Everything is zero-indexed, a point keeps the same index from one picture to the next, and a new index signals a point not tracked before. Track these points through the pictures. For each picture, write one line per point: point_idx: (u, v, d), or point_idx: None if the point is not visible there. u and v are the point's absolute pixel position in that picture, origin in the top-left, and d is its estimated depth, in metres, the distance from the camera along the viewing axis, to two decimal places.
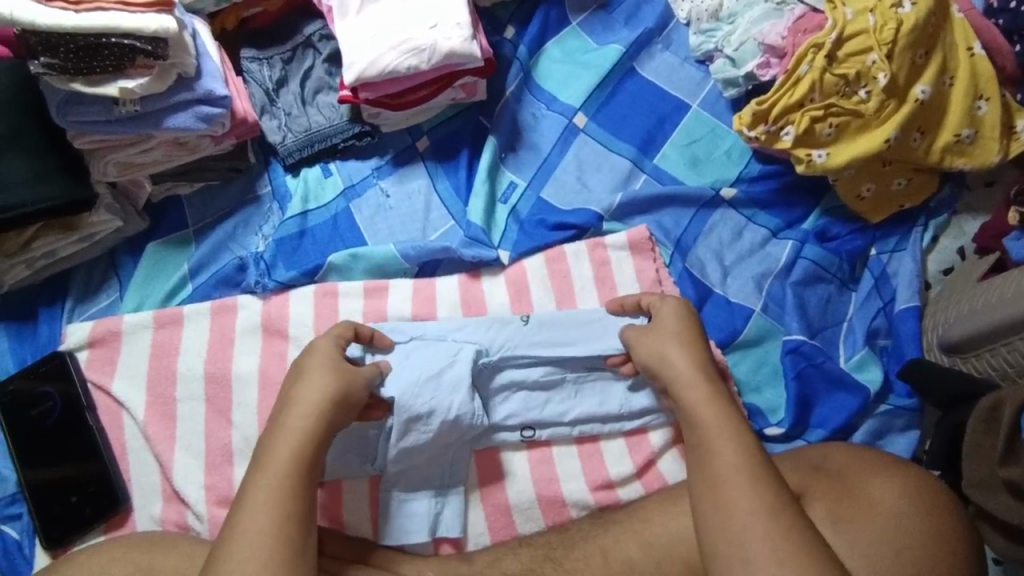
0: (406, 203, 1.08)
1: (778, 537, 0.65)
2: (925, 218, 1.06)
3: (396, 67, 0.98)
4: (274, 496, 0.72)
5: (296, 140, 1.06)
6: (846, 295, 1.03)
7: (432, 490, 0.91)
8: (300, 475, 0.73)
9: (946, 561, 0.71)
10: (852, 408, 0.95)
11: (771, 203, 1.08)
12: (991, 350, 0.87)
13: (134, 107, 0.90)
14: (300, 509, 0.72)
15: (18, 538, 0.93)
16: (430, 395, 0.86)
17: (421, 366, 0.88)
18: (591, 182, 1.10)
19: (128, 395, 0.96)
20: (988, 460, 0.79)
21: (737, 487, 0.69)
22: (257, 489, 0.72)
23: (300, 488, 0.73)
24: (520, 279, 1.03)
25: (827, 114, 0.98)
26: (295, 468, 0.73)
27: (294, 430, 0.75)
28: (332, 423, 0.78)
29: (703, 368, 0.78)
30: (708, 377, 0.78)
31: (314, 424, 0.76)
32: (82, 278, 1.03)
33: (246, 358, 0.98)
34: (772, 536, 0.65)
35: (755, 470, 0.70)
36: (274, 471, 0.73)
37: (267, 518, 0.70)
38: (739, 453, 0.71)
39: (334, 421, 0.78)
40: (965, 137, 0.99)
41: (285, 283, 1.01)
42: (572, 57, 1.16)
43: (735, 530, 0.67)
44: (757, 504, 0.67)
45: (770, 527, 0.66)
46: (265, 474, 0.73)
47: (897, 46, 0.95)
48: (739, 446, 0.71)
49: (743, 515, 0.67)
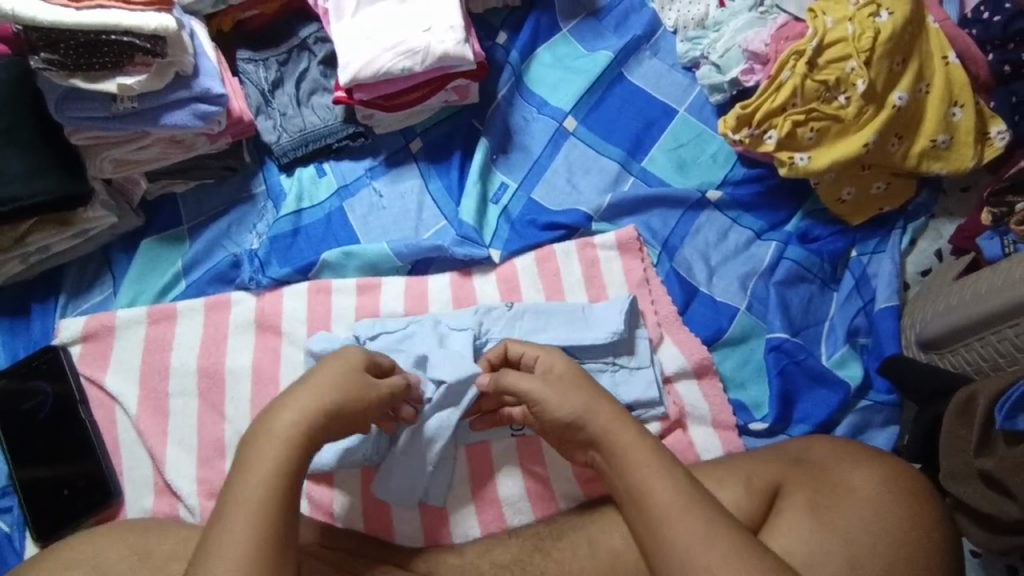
0: (399, 202, 1.10)
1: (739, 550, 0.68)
2: (903, 221, 1.09)
3: (390, 68, 1.00)
4: (252, 518, 0.68)
5: (290, 140, 1.08)
6: (828, 295, 1.06)
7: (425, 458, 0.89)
8: (285, 492, 0.70)
9: (926, 539, 0.74)
10: (834, 403, 0.98)
11: (755, 206, 1.11)
12: (966, 344, 0.89)
13: (131, 104, 0.91)
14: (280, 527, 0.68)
15: (7, 531, 0.92)
16: (444, 362, 0.90)
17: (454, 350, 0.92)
18: (580, 184, 1.12)
19: (121, 389, 0.96)
20: (962, 450, 0.82)
21: (677, 528, 0.70)
22: (232, 505, 0.68)
23: (276, 506, 0.69)
24: (511, 277, 1.05)
25: (809, 118, 1.02)
26: (279, 482, 0.70)
27: (281, 441, 0.71)
28: (317, 439, 0.74)
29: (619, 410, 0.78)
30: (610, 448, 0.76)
31: (291, 447, 0.71)
32: (75, 274, 1.04)
33: (239, 354, 0.99)
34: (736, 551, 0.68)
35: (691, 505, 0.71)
36: (252, 487, 0.69)
37: (243, 541, 0.67)
38: (678, 514, 0.70)
39: (316, 439, 0.74)
40: (941, 142, 1.02)
41: (280, 279, 1.02)
42: (562, 63, 1.19)
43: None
44: (692, 537, 0.69)
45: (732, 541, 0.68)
46: (239, 497, 0.69)
47: (875, 54, 0.99)
48: (671, 484, 0.72)
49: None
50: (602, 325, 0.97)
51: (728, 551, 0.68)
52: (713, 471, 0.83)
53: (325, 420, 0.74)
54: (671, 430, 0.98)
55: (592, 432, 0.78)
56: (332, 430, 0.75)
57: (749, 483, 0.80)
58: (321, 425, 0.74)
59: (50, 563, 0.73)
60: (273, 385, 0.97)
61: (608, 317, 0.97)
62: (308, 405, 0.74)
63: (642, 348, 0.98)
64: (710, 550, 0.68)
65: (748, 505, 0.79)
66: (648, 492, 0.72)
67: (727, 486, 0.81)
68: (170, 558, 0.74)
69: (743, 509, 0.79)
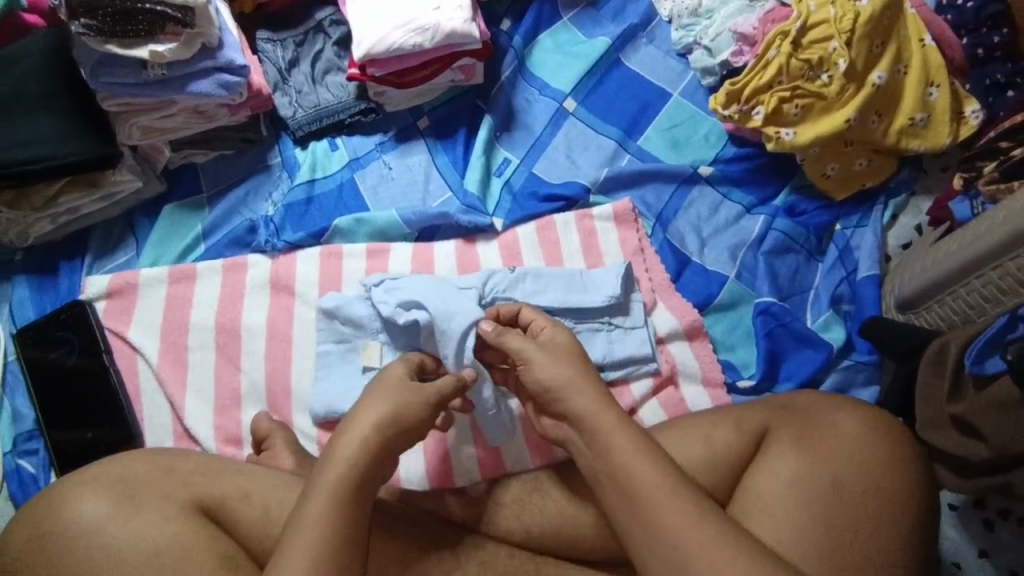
0: (407, 174, 1.16)
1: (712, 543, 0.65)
2: (885, 197, 1.14)
3: (401, 44, 1.07)
4: (322, 524, 0.65)
5: (305, 115, 1.14)
6: (813, 265, 1.12)
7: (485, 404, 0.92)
8: (353, 493, 0.68)
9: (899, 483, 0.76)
10: (818, 362, 1.03)
11: (745, 182, 1.17)
12: (938, 301, 0.95)
13: (160, 71, 0.97)
14: (351, 529, 0.66)
15: (33, 472, 0.97)
16: (444, 305, 0.90)
17: (448, 292, 0.92)
18: (579, 161, 1.18)
19: (142, 342, 1.02)
20: (935, 398, 0.88)
21: (662, 510, 0.67)
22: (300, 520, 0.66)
23: (348, 510, 0.67)
24: (512, 244, 1.11)
25: (794, 95, 1.09)
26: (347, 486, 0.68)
27: (354, 442, 0.70)
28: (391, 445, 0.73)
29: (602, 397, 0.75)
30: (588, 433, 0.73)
31: (364, 459, 0.70)
32: (100, 236, 1.10)
33: (255, 311, 1.05)
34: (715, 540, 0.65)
35: (677, 493, 0.68)
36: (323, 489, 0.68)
37: (319, 549, 0.64)
38: (668, 497, 0.68)
39: (389, 448, 0.73)
40: (919, 121, 1.09)
41: (294, 244, 1.08)
42: (562, 48, 1.26)
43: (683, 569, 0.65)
44: (685, 520, 0.67)
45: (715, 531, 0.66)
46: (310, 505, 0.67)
47: (856, 34, 1.06)
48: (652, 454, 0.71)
49: (689, 551, 0.65)
50: (600, 294, 1.02)
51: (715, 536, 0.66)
52: (704, 419, 0.86)
53: (398, 432, 0.73)
54: (663, 386, 1.03)
55: (566, 408, 0.75)
56: (402, 441, 0.74)
57: (737, 424, 0.84)
58: (393, 440, 0.73)
59: (77, 475, 0.75)
60: (286, 340, 1.03)
61: (604, 282, 1.03)
62: (372, 426, 0.72)
63: (637, 310, 1.04)
64: (705, 530, 0.66)
65: (737, 445, 0.82)
66: (634, 474, 0.70)
67: (720, 428, 0.84)
68: (194, 473, 0.78)
69: (731, 449, 0.83)
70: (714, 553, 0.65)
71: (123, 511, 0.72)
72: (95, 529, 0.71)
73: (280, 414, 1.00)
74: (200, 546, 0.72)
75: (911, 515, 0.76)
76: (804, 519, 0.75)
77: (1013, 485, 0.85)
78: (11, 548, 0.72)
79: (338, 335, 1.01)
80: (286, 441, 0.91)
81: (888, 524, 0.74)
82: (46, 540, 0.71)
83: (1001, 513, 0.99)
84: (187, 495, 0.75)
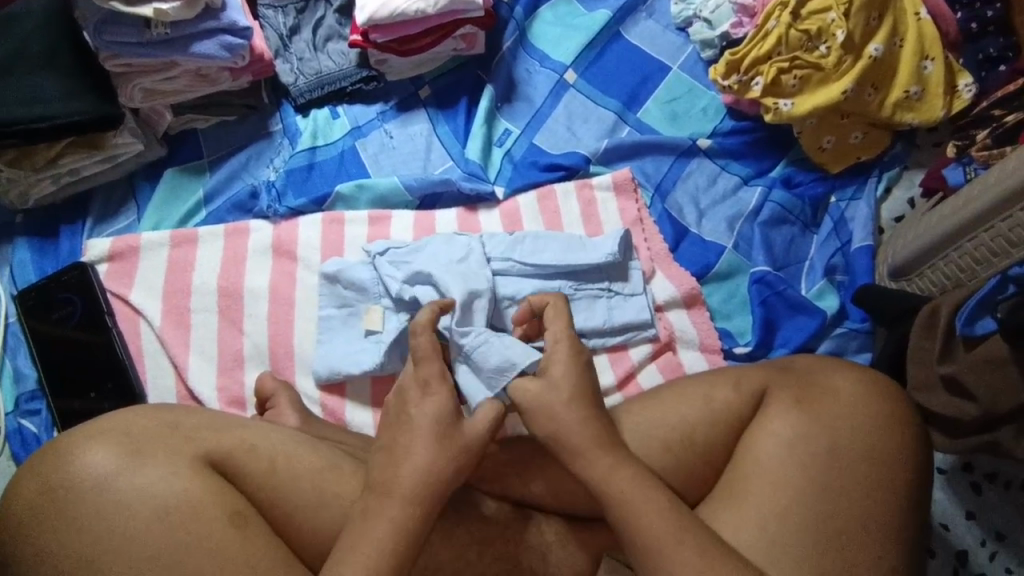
0: (408, 143, 1.16)
1: (712, 555, 0.65)
2: (879, 170, 1.15)
3: (405, 9, 1.07)
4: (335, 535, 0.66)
5: (307, 82, 1.14)
6: (808, 236, 1.13)
7: (466, 339, 0.87)
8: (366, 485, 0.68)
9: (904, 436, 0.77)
10: (812, 329, 1.05)
11: (743, 154, 1.18)
12: (931, 267, 0.97)
13: (164, 31, 0.98)
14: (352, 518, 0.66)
15: (35, 432, 0.98)
16: (447, 274, 0.95)
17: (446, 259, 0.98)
18: (580, 132, 1.19)
19: (146, 304, 1.03)
20: (927, 361, 0.90)
21: (659, 501, 0.67)
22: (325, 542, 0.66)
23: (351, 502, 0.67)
24: (513, 212, 1.11)
25: (793, 66, 1.10)
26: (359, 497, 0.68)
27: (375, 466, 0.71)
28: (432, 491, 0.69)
29: (589, 407, 0.72)
30: (587, 395, 0.73)
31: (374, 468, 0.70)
32: (102, 199, 1.10)
33: (257, 275, 1.05)
34: (706, 554, 0.65)
35: (689, 530, 0.66)
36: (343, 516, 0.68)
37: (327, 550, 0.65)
38: (673, 546, 0.65)
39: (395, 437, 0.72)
40: (913, 94, 1.11)
41: (296, 209, 1.09)
42: (562, 21, 1.27)
43: (679, 541, 0.65)
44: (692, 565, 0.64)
45: (706, 546, 0.65)
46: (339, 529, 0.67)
47: (854, 5, 1.08)
48: (618, 460, 0.70)
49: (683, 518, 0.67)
50: (599, 254, 1.03)
51: (707, 548, 0.65)
52: (703, 379, 0.86)
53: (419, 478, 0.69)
54: (661, 352, 1.05)
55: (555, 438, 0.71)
56: None
57: (737, 384, 0.83)
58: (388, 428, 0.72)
59: (81, 431, 0.75)
60: (289, 305, 1.04)
61: (601, 247, 1.03)
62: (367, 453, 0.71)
63: (636, 276, 1.05)
64: (691, 558, 0.64)
65: (737, 404, 0.82)
66: (625, 470, 0.69)
67: (718, 387, 0.83)
68: (199, 429, 0.78)
69: (731, 408, 0.82)
70: (694, 556, 0.64)
71: (128, 464, 0.73)
72: (104, 479, 0.72)
73: (282, 375, 1.01)
74: (211, 498, 0.72)
75: (907, 476, 0.76)
76: (801, 481, 0.75)
77: (999, 444, 0.87)
78: (16, 506, 0.72)
79: (339, 299, 1.02)
80: (290, 400, 0.93)
81: (886, 486, 0.75)
82: (54, 494, 0.72)
83: (988, 476, 1.02)
84: (193, 450, 0.76)
